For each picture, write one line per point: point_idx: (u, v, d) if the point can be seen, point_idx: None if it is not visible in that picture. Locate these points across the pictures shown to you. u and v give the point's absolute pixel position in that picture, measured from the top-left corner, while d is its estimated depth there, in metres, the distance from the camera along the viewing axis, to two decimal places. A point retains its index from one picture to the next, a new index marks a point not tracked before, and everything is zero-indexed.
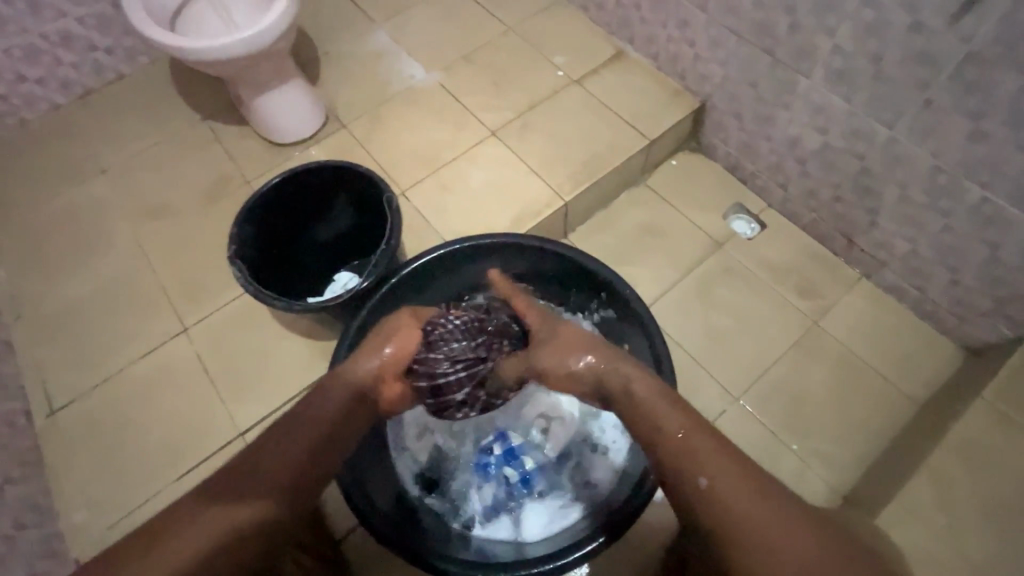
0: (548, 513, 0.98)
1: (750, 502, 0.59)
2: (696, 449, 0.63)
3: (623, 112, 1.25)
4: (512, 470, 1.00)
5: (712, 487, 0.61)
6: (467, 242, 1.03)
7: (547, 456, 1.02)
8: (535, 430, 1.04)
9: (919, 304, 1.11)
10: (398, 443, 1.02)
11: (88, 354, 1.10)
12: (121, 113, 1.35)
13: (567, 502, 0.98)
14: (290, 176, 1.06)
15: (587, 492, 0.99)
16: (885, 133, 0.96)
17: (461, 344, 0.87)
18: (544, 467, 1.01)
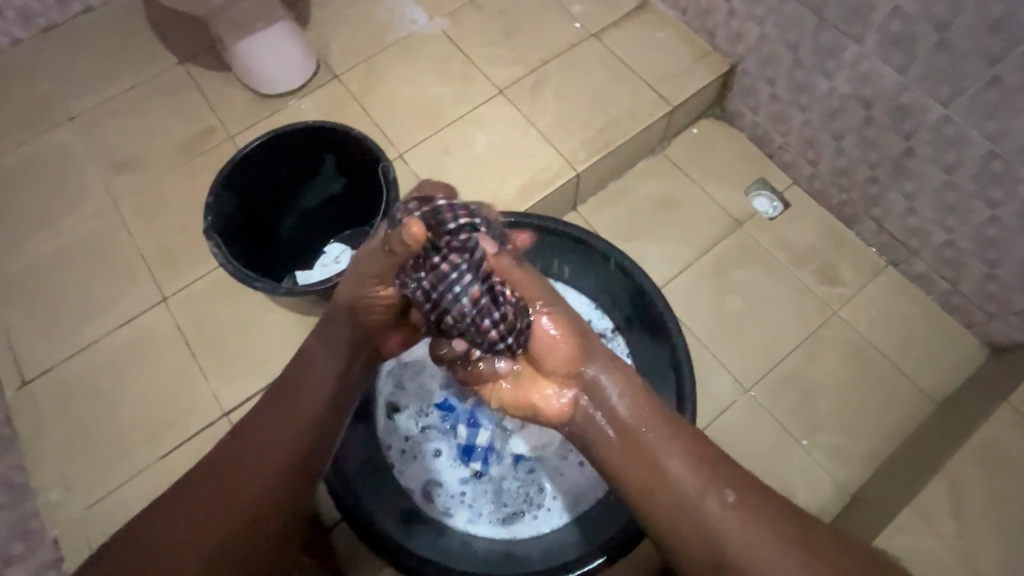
0: (496, 519, 0.90)
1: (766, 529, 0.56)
2: (713, 473, 0.59)
3: (645, 74, 1.18)
4: (481, 457, 0.94)
5: (737, 508, 0.57)
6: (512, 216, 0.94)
7: (519, 462, 0.94)
8: (518, 431, 0.95)
9: (948, 297, 1.09)
10: (392, 376, 0.98)
11: (62, 321, 1.02)
12: (88, 49, 1.23)
13: (518, 518, 0.90)
14: (273, 137, 0.88)
15: (541, 518, 0.90)
16: (939, 112, 0.90)
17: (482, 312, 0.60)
18: (511, 471, 0.93)
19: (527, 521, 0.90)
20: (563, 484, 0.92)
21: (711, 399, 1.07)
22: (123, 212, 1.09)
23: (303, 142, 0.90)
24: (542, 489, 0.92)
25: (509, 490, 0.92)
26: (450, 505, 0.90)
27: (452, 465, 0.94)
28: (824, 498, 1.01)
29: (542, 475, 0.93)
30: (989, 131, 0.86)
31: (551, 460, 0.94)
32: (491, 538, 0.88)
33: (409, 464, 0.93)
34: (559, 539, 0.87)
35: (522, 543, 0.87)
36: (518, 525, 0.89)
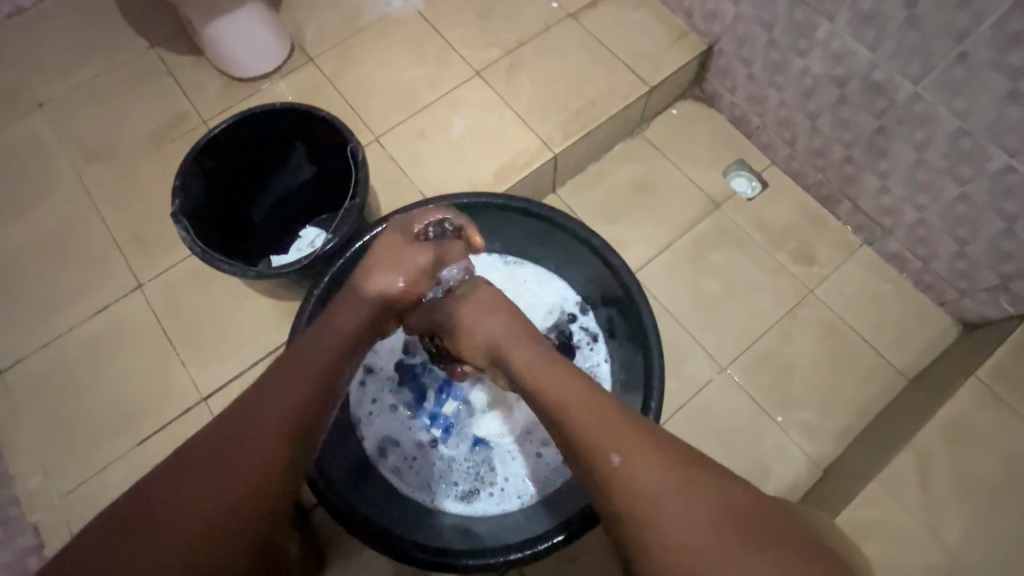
0: (458, 496, 0.92)
1: (663, 478, 0.51)
2: (613, 424, 0.56)
3: (622, 54, 1.17)
4: (449, 435, 0.96)
5: (623, 464, 0.52)
6: (502, 202, 0.93)
7: (486, 441, 0.95)
8: (487, 411, 0.97)
9: (921, 275, 1.11)
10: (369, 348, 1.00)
11: (37, 310, 1.01)
12: (57, 34, 1.21)
13: (479, 496, 0.92)
14: (241, 119, 0.87)
15: (501, 498, 0.91)
16: (909, 89, 0.90)
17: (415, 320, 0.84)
18: (477, 449, 0.95)
19: (486, 499, 0.91)
20: (527, 465, 0.93)
21: (688, 378, 1.08)
22: (96, 200, 1.08)
23: (271, 124, 0.90)
24: (505, 469, 0.93)
25: (471, 468, 0.93)
26: (410, 473, 0.93)
27: (420, 440, 0.95)
28: (798, 472, 1.03)
29: (506, 456, 0.94)
30: (958, 109, 0.86)
31: (517, 441, 0.95)
32: (446, 509, 0.90)
33: (379, 437, 0.95)
34: (514, 520, 0.89)
35: (480, 521, 0.89)
36: (475, 501, 0.91)
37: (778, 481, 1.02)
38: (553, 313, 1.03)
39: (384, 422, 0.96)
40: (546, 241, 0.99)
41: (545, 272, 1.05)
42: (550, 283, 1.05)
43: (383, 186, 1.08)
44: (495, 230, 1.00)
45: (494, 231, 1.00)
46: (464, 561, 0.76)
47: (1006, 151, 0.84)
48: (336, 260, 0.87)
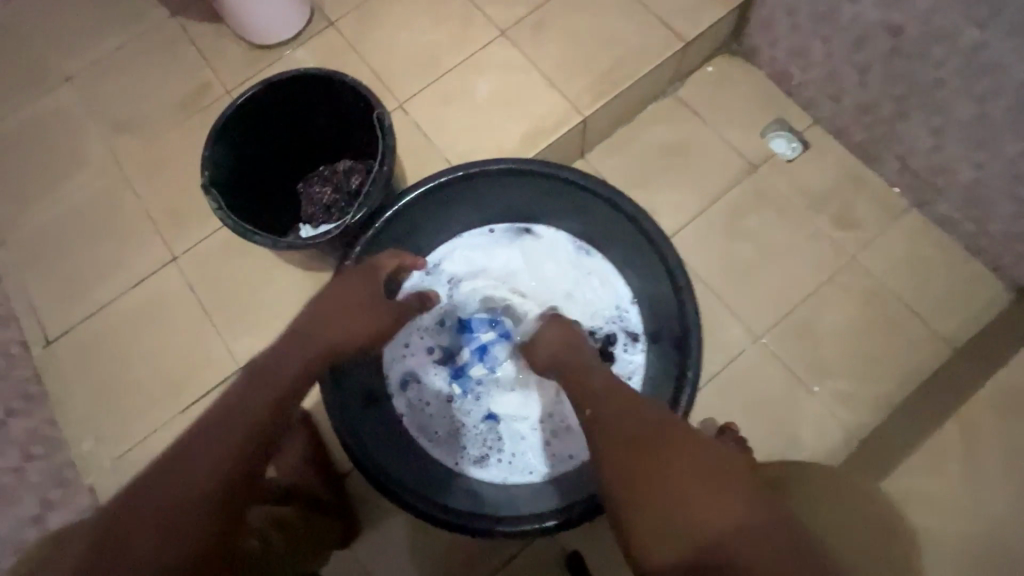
0: (469, 458, 0.92)
1: (643, 432, 0.62)
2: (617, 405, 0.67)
3: (654, 7, 1.11)
4: (473, 396, 0.96)
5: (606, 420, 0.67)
6: (555, 172, 0.89)
7: (506, 411, 0.95)
8: (514, 381, 0.96)
9: (973, 239, 1.05)
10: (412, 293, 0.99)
11: (78, 283, 1.04)
12: (79, 5, 1.20)
13: (489, 462, 0.92)
14: (266, 88, 0.86)
15: (510, 469, 0.92)
16: (974, 36, 0.83)
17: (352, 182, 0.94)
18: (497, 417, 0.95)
19: (494, 465, 0.92)
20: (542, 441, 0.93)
21: (722, 347, 1.06)
22: (126, 173, 1.09)
23: (295, 91, 0.88)
24: (520, 443, 0.93)
25: (483, 430, 0.94)
26: (422, 414, 0.94)
27: (445, 396, 0.96)
28: (834, 443, 1.00)
29: (521, 430, 0.94)
30: None
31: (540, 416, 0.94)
32: (452, 468, 0.92)
33: (409, 385, 0.96)
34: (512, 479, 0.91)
35: (484, 487, 0.90)
36: (485, 466, 0.92)
37: (812, 451, 1.00)
38: (602, 309, 0.97)
39: (412, 360, 0.97)
40: (603, 228, 0.94)
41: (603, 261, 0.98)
42: (610, 281, 0.98)
43: (408, 154, 1.06)
44: (547, 200, 0.95)
45: (545, 200, 0.95)
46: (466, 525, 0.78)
47: None
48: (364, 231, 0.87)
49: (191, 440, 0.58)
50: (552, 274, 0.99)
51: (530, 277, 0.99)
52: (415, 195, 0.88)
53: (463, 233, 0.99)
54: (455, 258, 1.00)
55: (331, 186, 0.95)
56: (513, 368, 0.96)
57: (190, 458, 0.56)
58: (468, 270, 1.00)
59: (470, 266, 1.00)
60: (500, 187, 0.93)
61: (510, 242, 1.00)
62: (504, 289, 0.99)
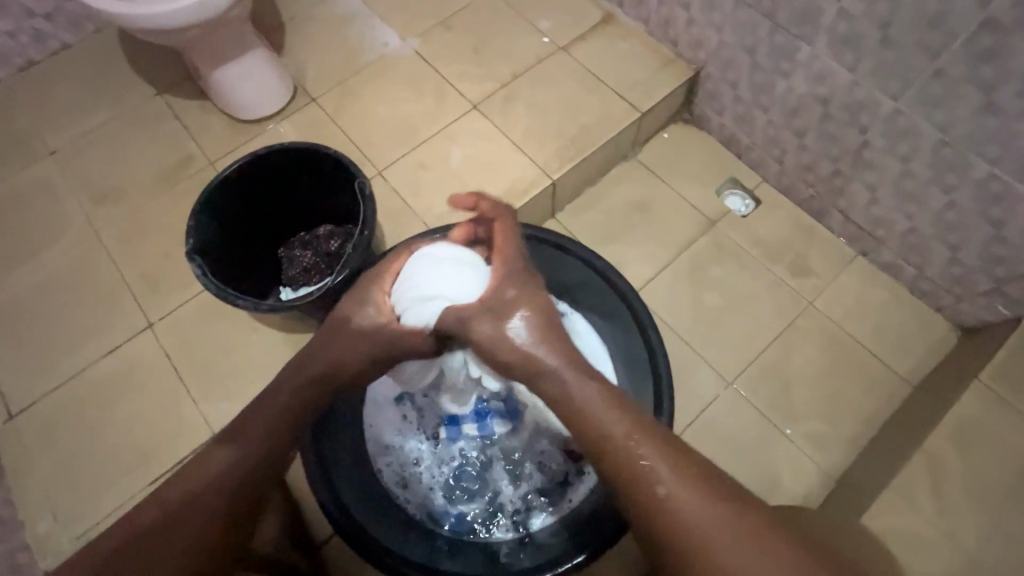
0: (447, 517, 0.90)
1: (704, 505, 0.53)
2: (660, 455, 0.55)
3: (612, 82, 1.22)
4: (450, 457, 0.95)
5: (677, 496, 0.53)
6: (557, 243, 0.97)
7: (481, 474, 0.94)
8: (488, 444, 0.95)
9: (917, 282, 1.13)
10: None
11: (46, 353, 1.02)
12: (66, 85, 1.25)
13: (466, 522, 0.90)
14: (252, 159, 0.90)
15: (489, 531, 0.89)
16: (890, 105, 0.94)
17: (331, 244, 0.99)
18: (474, 479, 0.94)
19: (473, 525, 0.90)
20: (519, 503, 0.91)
21: (696, 393, 1.09)
22: (105, 241, 1.10)
23: (279, 164, 0.93)
24: (496, 504, 0.92)
25: (408, 494, 0.90)
26: (401, 474, 0.92)
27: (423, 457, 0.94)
28: (811, 484, 1.03)
29: (497, 491, 0.93)
30: (938, 122, 0.90)
31: (517, 477, 0.93)
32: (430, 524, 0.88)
33: (388, 448, 0.93)
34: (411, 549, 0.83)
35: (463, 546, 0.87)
36: (463, 526, 0.89)
37: (791, 494, 1.02)
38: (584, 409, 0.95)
39: (385, 415, 0.95)
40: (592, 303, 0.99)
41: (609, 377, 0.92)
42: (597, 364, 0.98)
43: (387, 217, 1.11)
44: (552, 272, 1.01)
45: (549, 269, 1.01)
46: None
47: (987, 159, 0.88)
48: (346, 292, 0.90)
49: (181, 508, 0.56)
50: None
51: None
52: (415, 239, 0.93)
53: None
54: None
55: (310, 249, 1.00)
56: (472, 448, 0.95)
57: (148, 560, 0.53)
58: None
59: None
60: None
61: None
62: None
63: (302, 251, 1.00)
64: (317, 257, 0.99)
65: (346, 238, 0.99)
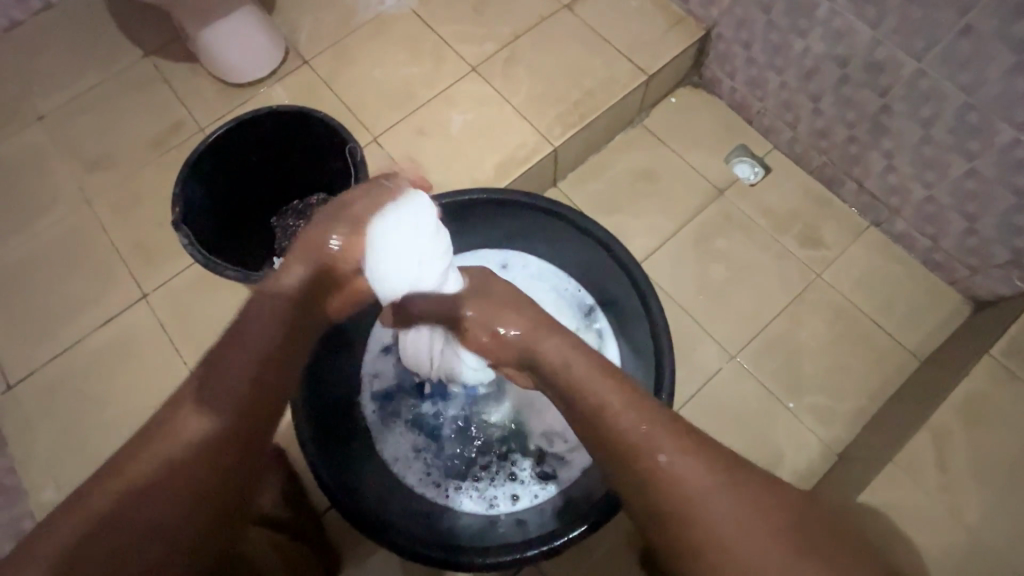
0: (436, 491, 0.90)
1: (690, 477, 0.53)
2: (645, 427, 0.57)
3: (618, 43, 1.16)
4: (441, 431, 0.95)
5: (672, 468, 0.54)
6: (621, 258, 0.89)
7: (470, 451, 0.94)
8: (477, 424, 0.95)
9: (930, 254, 1.10)
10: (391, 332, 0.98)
11: (42, 324, 1.01)
12: (51, 47, 1.20)
13: (455, 498, 0.90)
14: (240, 123, 0.88)
15: (477, 508, 0.90)
16: (913, 65, 0.89)
17: None
18: (462, 455, 0.93)
19: (460, 500, 0.90)
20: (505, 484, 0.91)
21: (699, 366, 1.08)
22: (97, 212, 1.08)
23: (269, 128, 0.90)
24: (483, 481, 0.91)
25: (396, 456, 0.92)
26: (395, 443, 0.93)
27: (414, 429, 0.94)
28: (812, 457, 1.02)
29: (484, 470, 0.92)
30: (963, 82, 0.85)
31: (505, 456, 0.93)
32: (421, 496, 0.90)
33: (383, 417, 0.94)
34: (378, 500, 0.84)
35: (450, 522, 0.87)
36: (452, 500, 0.90)
37: (793, 467, 1.01)
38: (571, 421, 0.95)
39: (382, 384, 0.96)
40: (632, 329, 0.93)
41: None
42: None
43: None
44: (599, 273, 0.96)
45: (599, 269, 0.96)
46: (446, 556, 0.76)
47: (1013, 123, 0.83)
48: None
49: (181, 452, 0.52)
50: None
51: None
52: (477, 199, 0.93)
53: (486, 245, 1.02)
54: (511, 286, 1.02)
55: (303, 219, 0.97)
56: (455, 427, 0.95)
57: (138, 515, 0.49)
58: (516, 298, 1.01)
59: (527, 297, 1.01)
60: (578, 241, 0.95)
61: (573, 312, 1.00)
62: None
63: (295, 220, 0.97)
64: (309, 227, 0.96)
65: None
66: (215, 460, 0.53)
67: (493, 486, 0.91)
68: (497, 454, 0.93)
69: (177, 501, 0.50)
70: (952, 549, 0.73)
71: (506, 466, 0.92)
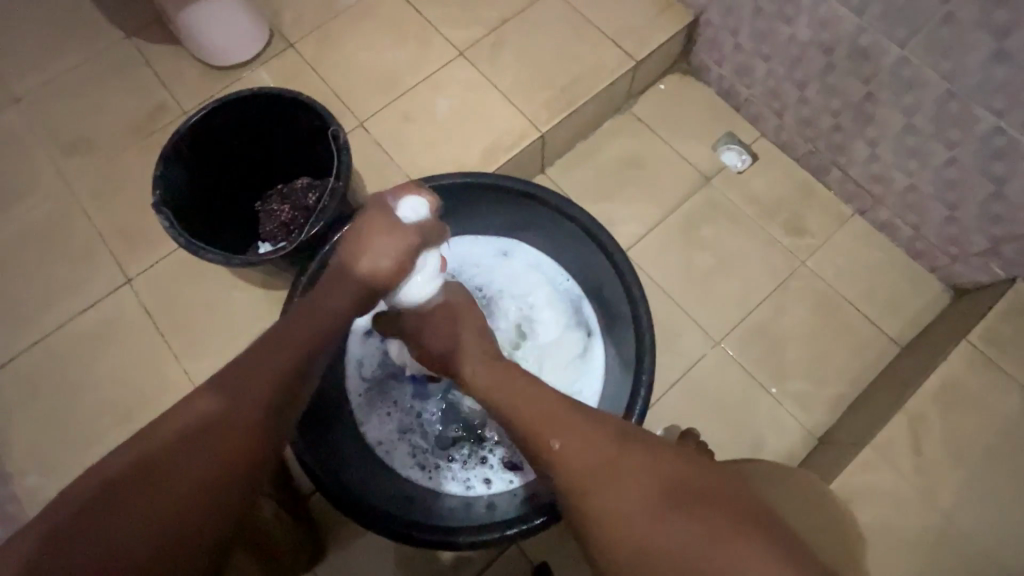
0: (420, 473, 0.92)
1: (635, 498, 0.52)
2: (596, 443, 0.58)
3: (606, 29, 1.15)
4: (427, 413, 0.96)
5: (621, 484, 0.53)
6: (606, 246, 0.90)
7: (453, 432, 0.95)
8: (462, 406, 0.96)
9: (912, 242, 1.11)
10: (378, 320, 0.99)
11: (24, 309, 1.00)
12: (29, 27, 1.18)
13: (438, 479, 0.92)
14: (220, 105, 0.86)
15: (460, 489, 0.91)
16: (897, 54, 0.89)
17: (308, 198, 0.95)
18: (446, 437, 0.95)
19: (444, 481, 0.92)
20: (487, 464, 0.93)
21: (683, 352, 1.09)
22: (78, 196, 1.06)
23: (250, 110, 0.89)
24: (466, 462, 0.93)
25: (382, 439, 0.93)
26: (380, 426, 0.94)
27: (400, 410, 0.95)
28: (793, 442, 1.04)
29: (467, 450, 0.94)
30: (945, 71, 0.85)
31: (488, 437, 0.95)
32: (406, 478, 0.91)
33: (368, 400, 0.95)
34: (355, 476, 0.85)
35: (435, 503, 0.89)
36: (436, 480, 0.92)
37: (774, 451, 1.03)
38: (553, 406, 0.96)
39: (368, 366, 0.97)
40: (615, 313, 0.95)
41: (601, 374, 0.97)
42: (590, 371, 0.97)
43: (370, 170, 1.07)
44: (583, 258, 0.97)
45: (584, 257, 0.97)
46: (430, 537, 0.77)
47: (993, 112, 0.84)
48: (320, 247, 0.87)
49: (208, 417, 0.55)
50: (556, 347, 1.00)
51: (546, 331, 1.01)
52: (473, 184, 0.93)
53: (484, 232, 1.03)
54: (504, 274, 1.04)
55: (287, 203, 0.96)
56: (438, 409, 0.96)
57: (159, 481, 0.50)
58: (511, 286, 1.03)
59: (521, 287, 1.03)
60: (565, 228, 0.95)
61: (564, 302, 1.01)
62: (526, 317, 1.02)
63: (279, 205, 0.97)
64: (293, 213, 0.95)
65: (323, 191, 0.94)
66: (239, 435, 0.55)
67: (472, 467, 0.93)
68: (477, 436, 0.95)
69: (199, 465, 0.52)
70: (922, 528, 0.75)
71: (488, 447, 0.94)
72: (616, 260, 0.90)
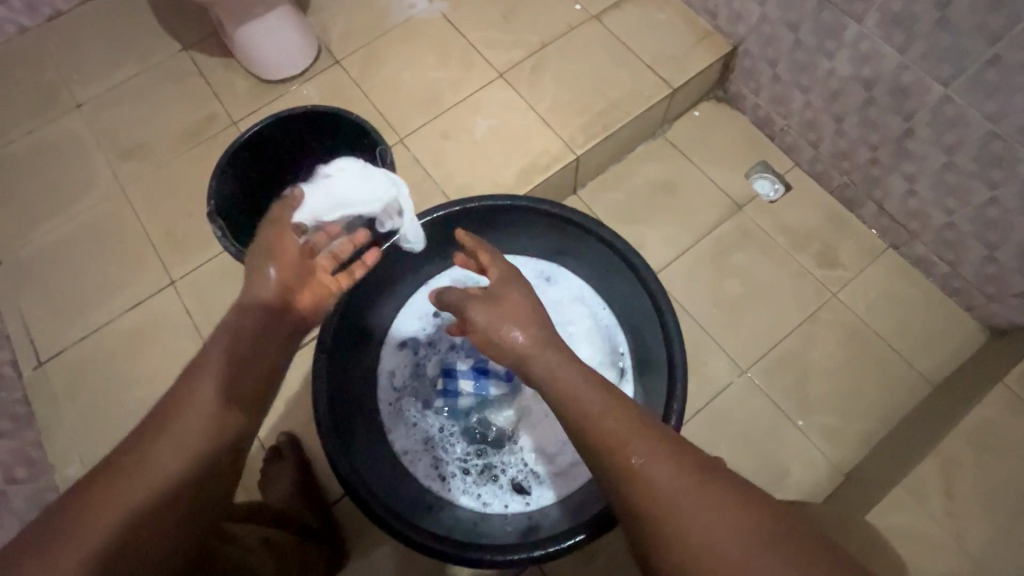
0: (438, 484, 0.93)
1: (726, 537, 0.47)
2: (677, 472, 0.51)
3: (643, 55, 1.17)
4: (451, 427, 0.97)
5: (707, 529, 0.47)
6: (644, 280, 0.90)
7: (473, 449, 0.96)
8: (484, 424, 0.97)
9: (948, 279, 1.09)
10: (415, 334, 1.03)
11: (74, 304, 1.05)
12: (93, 38, 1.24)
13: (455, 493, 0.92)
14: (275, 121, 0.90)
15: (475, 506, 0.92)
16: (939, 92, 0.89)
17: None
18: (466, 452, 0.96)
19: (461, 496, 0.92)
20: (503, 485, 0.93)
21: (709, 379, 1.08)
22: (131, 198, 1.11)
23: (302, 126, 0.92)
24: (482, 480, 0.94)
25: (406, 449, 0.95)
26: (405, 436, 0.96)
27: (425, 423, 0.97)
28: (819, 475, 1.02)
29: (485, 469, 0.95)
30: (989, 112, 0.85)
31: (506, 458, 0.96)
32: (424, 488, 0.92)
33: (397, 408, 0.98)
34: (376, 479, 0.87)
35: (450, 516, 0.89)
36: (453, 494, 0.92)
37: (799, 484, 1.02)
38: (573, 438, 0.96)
39: (401, 378, 1.00)
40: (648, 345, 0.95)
41: None
42: None
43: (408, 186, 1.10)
44: (621, 289, 0.98)
45: (622, 288, 0.97)
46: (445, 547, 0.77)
47: None
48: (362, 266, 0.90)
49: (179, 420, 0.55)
50: None
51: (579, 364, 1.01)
52: (525, 209, 0.95)
53: (534, 254, 1.06)
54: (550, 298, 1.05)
55: None
56: (461, 425, 0.97)
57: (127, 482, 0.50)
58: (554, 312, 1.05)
59: (563, 314, 1.04)
60: (605, 259, 0.97)
61: (601, 338, 1.02)
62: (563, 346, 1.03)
63: None
64: None
65: None
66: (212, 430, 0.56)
67: (488, 485, 0.93)
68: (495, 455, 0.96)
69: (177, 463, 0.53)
70: None
71: (505, 467, 0.95)
72: (653, 292, 0.90)
